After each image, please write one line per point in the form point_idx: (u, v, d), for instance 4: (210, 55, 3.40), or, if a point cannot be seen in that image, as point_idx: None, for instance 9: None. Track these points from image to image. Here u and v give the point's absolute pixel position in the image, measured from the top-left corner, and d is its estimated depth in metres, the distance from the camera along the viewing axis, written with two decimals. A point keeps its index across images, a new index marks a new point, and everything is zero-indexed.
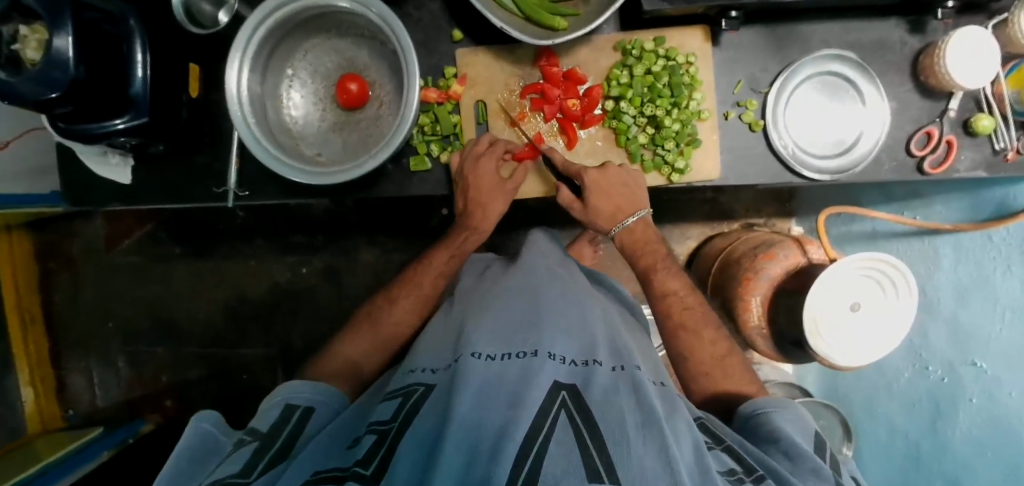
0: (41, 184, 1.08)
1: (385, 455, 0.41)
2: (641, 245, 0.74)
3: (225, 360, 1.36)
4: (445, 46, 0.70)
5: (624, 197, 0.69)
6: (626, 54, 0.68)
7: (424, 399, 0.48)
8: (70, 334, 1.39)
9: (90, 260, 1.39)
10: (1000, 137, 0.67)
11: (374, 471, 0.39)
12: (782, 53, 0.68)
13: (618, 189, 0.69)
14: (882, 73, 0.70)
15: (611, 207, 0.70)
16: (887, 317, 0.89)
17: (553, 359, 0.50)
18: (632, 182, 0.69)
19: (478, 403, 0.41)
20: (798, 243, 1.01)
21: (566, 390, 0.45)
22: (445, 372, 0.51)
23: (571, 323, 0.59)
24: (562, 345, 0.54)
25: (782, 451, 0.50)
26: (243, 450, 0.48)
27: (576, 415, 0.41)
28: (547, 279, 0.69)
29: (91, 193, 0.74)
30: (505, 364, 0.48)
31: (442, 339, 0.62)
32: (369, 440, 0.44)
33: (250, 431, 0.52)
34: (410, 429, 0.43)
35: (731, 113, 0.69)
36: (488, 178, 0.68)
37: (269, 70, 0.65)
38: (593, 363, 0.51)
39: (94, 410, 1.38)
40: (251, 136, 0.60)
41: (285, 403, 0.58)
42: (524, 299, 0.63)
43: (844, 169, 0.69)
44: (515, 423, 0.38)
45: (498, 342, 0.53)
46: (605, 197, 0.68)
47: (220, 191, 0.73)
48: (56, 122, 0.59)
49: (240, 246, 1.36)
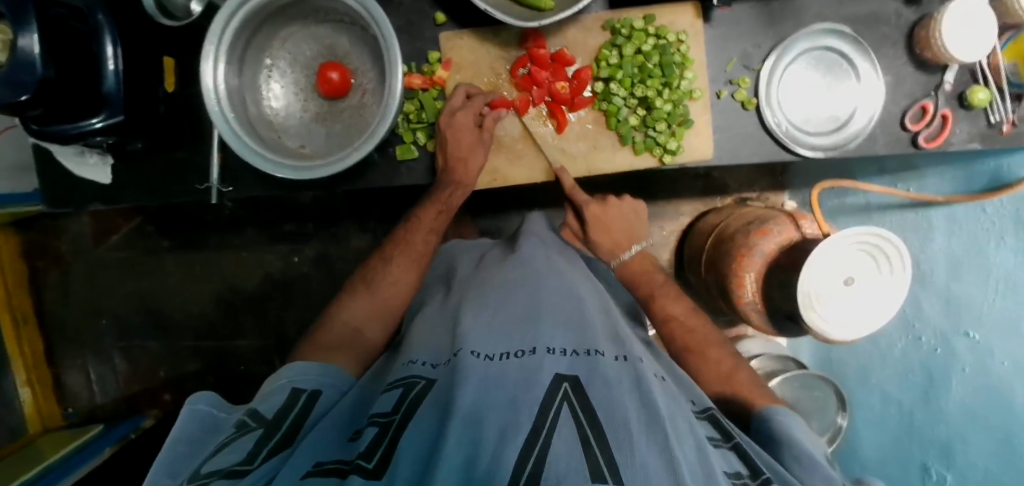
0: (23, 182, 1.05)
1: (387, 448, 0.41)
2: (639, 274, 0.80)
3: (222, 351, 1.36)
4: (428, 30, 0.67)
5: (622, 228, 0.81)
6: (615, 33, 0.66)
7: (423, 394, 0.48)
8: (64, 333, 1.38)
9: (79, 257, 1.37)
10: (996, 110, 0.67)
11: (376, 466, 0.39)
12: (775, 28, 0.67)
13: (620, 222, 0.81)
14: (877, 47, 0.68)
15: (610, 240, 0.81)
16: (875, 292, 0.90)
17: (552, 353, 0.49)
18: (632, 216, 0.82)
19: (479, 402, 0.41)
20: (791, 219, 1.01)
21: (568, 383, 0.44)
22: (445, 367, 0.51)
23: (570, 315, 0.58)
24: (561, 337, 0.53)
25: (796, 457, 0.53)
26: (247, 437, 0.47)
27: (579, 408, 0.41)
28: (542, 270, 0.68)
29: (71, 194, 0.72)
30: (504, 364, 0.47)
31: (440, 331, 0.62)
32: (371, 432, 0.44)
33: (252, 414, 0.52)
34: (410, 424, 0.43)
35: (723, 92, 0.68)
36: (468, 133, 0.65)
37: (247, 61, 0.63)
38: (596, 353, 0.51)
39: (94, 407, 1.38)
40: (229, 131, 0.58)
41: (292, 386, 0.57)
42: (522, 290, 0.62)
43: (837, 146, 0.68)
44: (516, 429, 0.38)
45: (499, 337, 0.53)
46: (604, 227, 0.80)
47: (202, 187, 0.71)
48: (28, 124, 0.57)
49: (231, 237, 1.34)
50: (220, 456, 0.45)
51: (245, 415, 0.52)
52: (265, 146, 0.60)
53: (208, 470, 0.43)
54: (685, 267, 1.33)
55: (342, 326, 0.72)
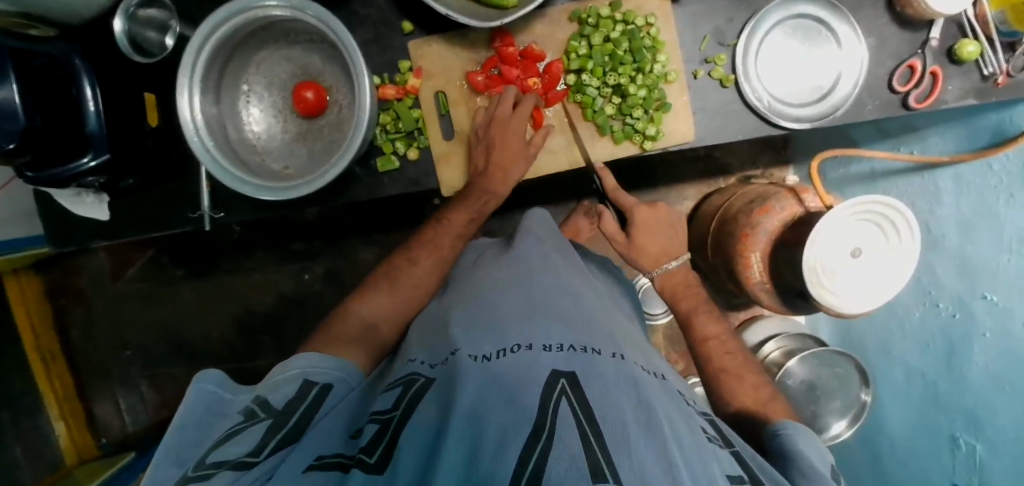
0: (37, 224, 1.10)
1: (388, 445, 0.40)
2: (682, 287, 0.83)
3: (242, 372, 1.40)
4: (397, 40, 0.68)
5: (664, 240, 0.83)
6: (583, 24, 0.65)
7: (423, 391, 0.47)
8: (92, 365, 1.43)
9: (99, 291, 1.42)
10: (988, 62, 0.64)
11: (377, 460, 0.38)
12: (747, 1, 0.65)
13: (665, 233, 0.83)
14: (856, 10, 0.67)
15: (656, 248, 0.83)
16: (886, 263, 0.86)
17: (549, 350, 0.48)
18: (676, 230, 0.85)
19: (480, 400, 0.40)
20: (794, 193, 0.99)
21: (565, 378, 0.43)
22: (443, 366, 0.50)
23: (565, 311, 0.57)
24: (556, 334, 0.52)
25: (799, 470, 0.51)
26: (257, 426, 0.47)
27: (577, 404, 0.40)
28: (538, 268, 0.67)
29: (73, 233, 0.75)
30: (502, 363, 0.46)
31: (438, 329, 0.61)
32: (372, 428, 0.43)
33: (262, 404, 0.52)
34: (410, 419, 0.43)
35: (700, 71, 0.66)
36: (513, 139, 0.66)
37: (223, 88, 0.64)
38: (593, 351, 0.50)
39: (126, 436, 1.43)
40: (211, 159, 0.60)
41: (303, 377, 0.57)
42: (515, 289, 0.61)
43: (823, 116, 0.66)
44: (518, 425, 0.36)
45: (491, 336, 0.52)
46: (650, 237, 0.83)
47: (194, 215, 0.73)
48: (23, 173, 0.60)
49: (241, 260, 1.37)
50: (230, 443, 0.45)
51: (253, 403, 0.53)
52: (245, 170, 0.61)
53: (213, 461, 0.43)
54: (692, 252, 1.31)
55: (349, 320, 0.71)
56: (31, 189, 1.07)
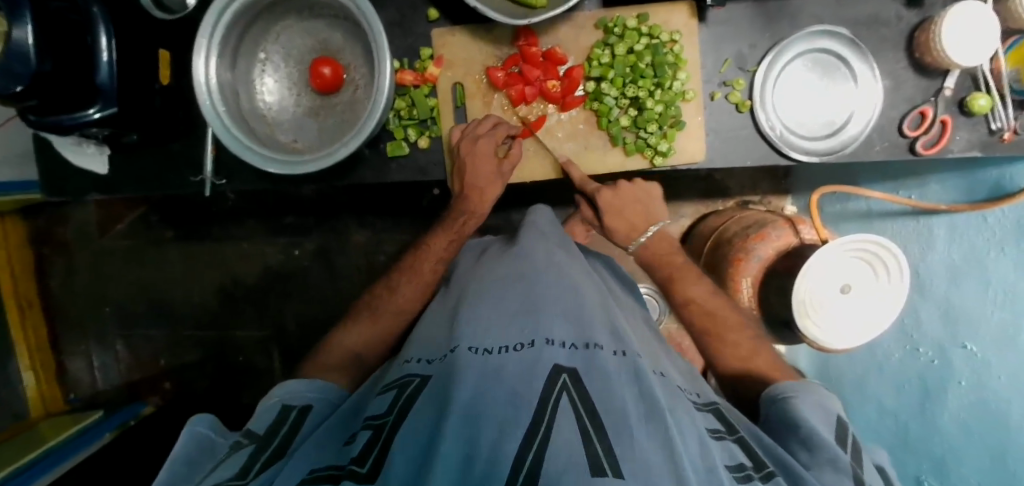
0: (28, 169, 1.07)
1: (380, 450, 0.41)
2: (661, 255, 0.79)
3: (221, 341, 1.38)
4: (421, 26, 0.67)
5: (634, 214, 0.78)
6: (608, 32, 0.64)
7: (420, 389, 0.47)
8: (68, 319, 1.40)
9: (83, 244, 1.38)
10: (998, 117, 0.66)
11: (369, 470, 0.39)
12: (772, 29, 0.66)
13: (631, 205, 0.78)
14: (876, 50, 0.68)
15: (625, 225, 0.79)
16: (876, 300, 0.88)
17: (552, 345, 0.48)
18: (644, 196, 0.79)
19: (480, 395, 0.41)
20: (791, 223, 1.00)
21: (567, 374, 0.44)
22: (441, 363, 0.51)
23: (568, 307, 0.57)
24: (559, 329, 0.52)
25: (802, 440, 0.51)
26: (240, 454, 0.48)
27: (578, 400, 0.41)
28: (541, 264, 0.66)
29: (69, 185, 0.74)
30: (502, 357, 0.46)
31: (443, 325, 0.60)
32: (365, 436, 0.44)
33: (246, 434, 0.53)
34: (407, 420, 0.43)
35: (717, 94, 0.67)
36: (486, 164, 0.65)
37: (239, 55, 0.63)
38: (595, 346, 0.50)
39: (96, 393, 1.40)
40: (221, 126, 0.59)
41: (282, 403, 0.58)
42: (517, 286, 0.61)
43: (833, 151, 0.67)
44: (512, 424, 0.37)
45: (493, 332, 0.52)
46: (617, 215, 0.78)
47: (196, 180, 0.72)
48: (26, 115, 0.59)
49: (232, 228, 1.35)
50: (216, 471, 0.46)
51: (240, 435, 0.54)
52: (255, 141, 0.60)
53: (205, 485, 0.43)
54: None
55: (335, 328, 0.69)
56: (27, 132, 1.04)
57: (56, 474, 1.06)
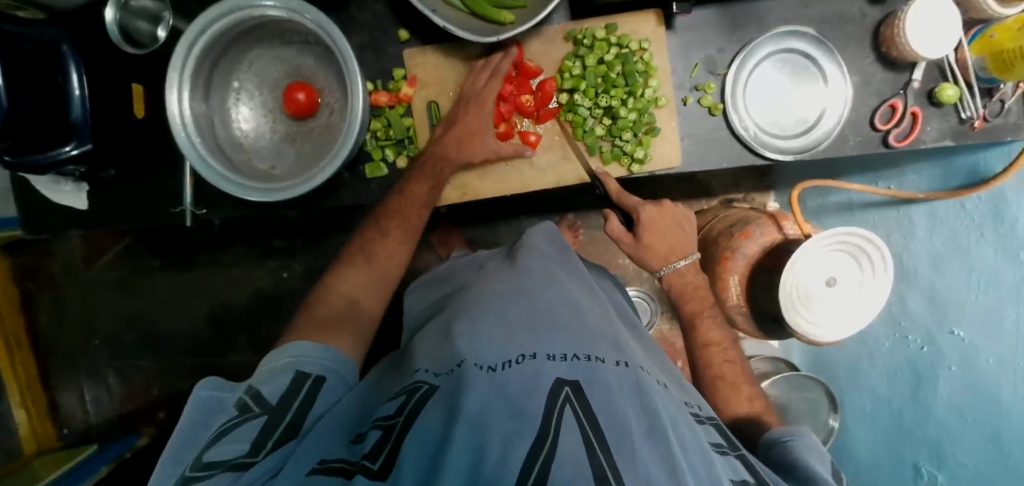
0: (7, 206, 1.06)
1: (394, 446, 0.40)
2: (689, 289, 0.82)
3: (214, 368, 1.37)
4: (393, 47, 0.67)
5: (672, 238, 0.80)
6: (578, 45, 0.65)
7: (427, 397, 0.45)
8: (57, 353, 1.38)
9: (70, 278, 1.37)
10: (967, 106, 0.67)
11: (381, 466, 0.38)
12: (738, 33, 0.67)
13: (672, 228, 0.80)
14: (843, 47, 0.69)
15: (664, 246, 0.80)
16: (863, 295, 0.89)
17: (552, 360, 0.47)
18: (684, 224, 0.81)
19: (486, 408, 0.40)
20: (773, 220, 1.01)
21: (569, 386, 0.43)
22: (447, 376, 0.47)
23: (568, 323, 0.56)
24: (559, 343, 0.51)
25: (801, 480, 0.52)
26: (251, 425, 0.46)
27: (582, 413, 0.40)
28: (535, 280, 0.65)
29: (47, 221, 0.74)
30: (506, 372, 0.45)
31: (436, 337, 0.58)
32: (375, 434, 0.43)
33: (256, 396, 0.50)
34: (415, 424, 0.41)
35: (689, 98, 0.68)
36: (478, 115, 0.64)
37: (213, 86, 0.64)
38: (597, 360, 0.49)
39: (89, 427, 1.38)
40: (198, 157, 0.59)
41: (297, 369, 0.54)
42: (518, 300, 0.60)
43: (807, 149, 0.68)
44: (520, 433, 0.37)
45: (497, 347, 0.50)
46: (659, 234, 0.79)
47: (176, 211, 0.72)
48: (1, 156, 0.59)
49: (220, 254, 1.34)
50: (227, 442, 0.44)
51: (246, 394, 0.51)
52: (231, 169, 0.60)
53: (215, 459, 0.43)
54: None
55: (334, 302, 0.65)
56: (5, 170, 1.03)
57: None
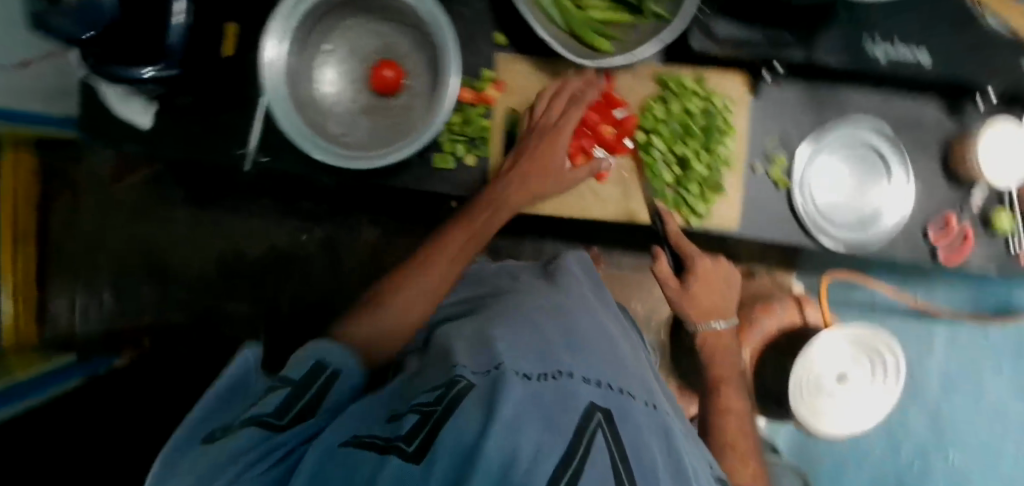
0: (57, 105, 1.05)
1: (432, 429, 0.35)
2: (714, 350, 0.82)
3: (211, 311, 1.36)
4: (485, 48, 0.68)
5: (718, 297, 0.79)
6: (664, 88, 0.66)
7: (466, 392, 0.41)
8: (60, 257, 1.37)
9: (92, 187, 1.35)
10: (1016, 242, 0.70)
11: (416, 449, 0.34)
12: (819, 115, 0.69)
13: (719, 285, 0.79)
14: (914, 153, 0.70)
15: (708, 300, 0.79)
16: (875, 395, 0.90)
17: (585, 382, 0.47)
18: (727, 282, 0.80)
19: (524, 410, 0.37)
20: (796, 303, 1.02)
21: (601, 413, 0.42)
22: (484, 376, 0.44)
23: (603, 354, 0.56)
24: (593, 369, 0.51)
25: None
26: (271, 398, 0.42)
27: (613, 442, 0.39)
28: (568, 308, 0.64)
29: (108, 130, 0.73)
30: (541, 385, 0.43)
31: (463, 334, 0.55)
32: (413, 417, 0.38)
33: (282, 375, 0.46)
34: (453, 413, 0.37)
35: (760, 167, 0.68)
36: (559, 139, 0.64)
37: (308, 43, 0.64)
38: (626, 395, 0.49)
39: (71, 337, 1.36)
40: (282, 109, 0.59)
41: (319, 358, 0.48)
42: (556, 318, 0.60)
43: (861, 243, 0.69)
44: (555, 439, 0.35)
45: (532, 354, 0.49)
46: (707, 287, 0.78)
47: (240, 153, 0.72)
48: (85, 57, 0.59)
49: (245, 202, 1.34)
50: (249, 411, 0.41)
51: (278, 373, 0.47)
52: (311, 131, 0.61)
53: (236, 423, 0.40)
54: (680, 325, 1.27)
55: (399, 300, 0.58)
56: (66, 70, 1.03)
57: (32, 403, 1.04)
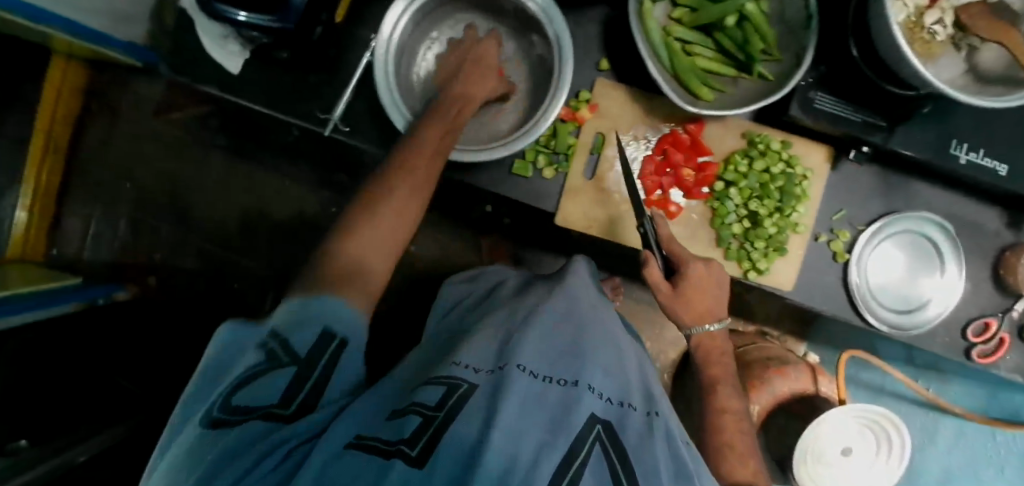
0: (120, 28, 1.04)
1: (433, 436, 0.34)
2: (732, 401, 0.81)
3: (224, 262, 1.34)
4: (588, 70, 0.69)
5: (713, 300, 0.64)
6: (751, 145, 0.68)
7: (470, 394, 0.40)
8: (85, 176, 1.34)
9: (133, 115, 1.34)
10: None
11: (421, 453, 0.32)
12: (888, 199, 0.71)
13: (713, 288, 0.64)
14: (967, 253, 0.73)
15: (699, 306, 0.63)
16: (876, 470, 0.91)
17: (592, 392, 0.45)
18: (721, 284, 0.65)
19: (523, 424, 0.37)
20: (811, 370, 1.02)
21: (601, 424, 0.41)
22: (489, 376, 0.44)
23: (610, 360, 0.53)
24: (600, 377, 0.48)
25: None
26: (276, 378, 0.37)
27: (612, 460, 0.38)
28: (588, 314, 0.59)
29: (194, 67, 0.74)
30: (546, 386, 0.43)
31: (485, 332, 0.54)
32: (414, 419, 0.36)
33: (281, 342, 0.39)
34: (455, 422, 0.36)
35: (822, 236, 0.70)
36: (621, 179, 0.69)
37: (418, 26, 0.66)
38: (628, 406, 0.47)
39: (77, 260, 1.33)
40: (384, 82, 0.60)
41: (325, 326, 0.41)
42: (568, 325, 0.56)
43: (902, 328, 0.71)
44: (551, 446, 0.36)
45: (540, 358, 0.47)
46: (696, 291, 0.62)
47: (322, 117, 0.73)
48: None
49: (282, 162, 1.33)
50: (245, 394, 0.36)
51: (271, 337, 0.40)
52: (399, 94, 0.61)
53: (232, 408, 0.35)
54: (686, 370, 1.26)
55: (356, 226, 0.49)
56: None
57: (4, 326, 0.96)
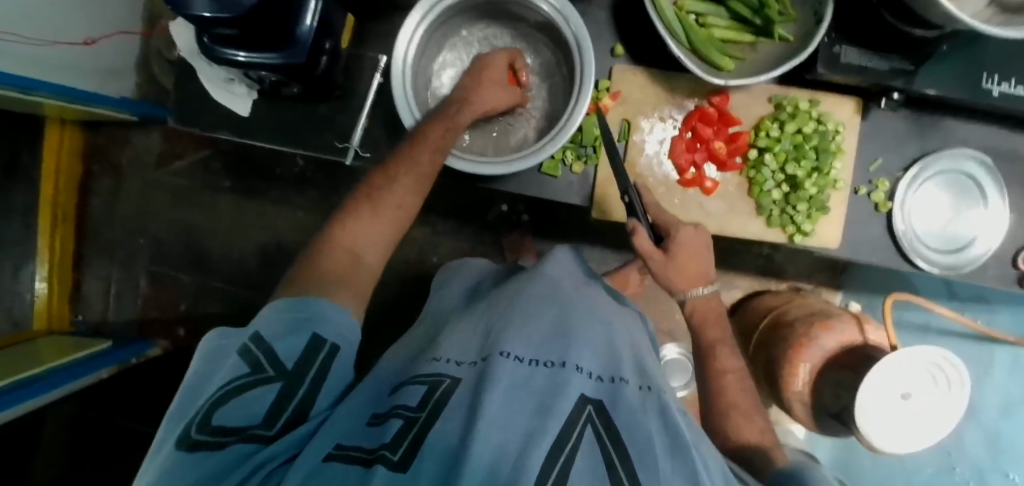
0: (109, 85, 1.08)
1: (418, 436, 0.32)
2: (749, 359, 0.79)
3: (248, 302, 1.32)
4: (604, 58, 0.69)
5: (705, 262, 0.61)
6: (779, 109, 0.67)
7: (451, 393, 0.38)
8: (98, 238, 1.34)
9: (136, 170, 1.33)
10: None
11: (403, 457, 0.30)
12: (922, 140, 0.70)
13: (701, 252, 0.61)
14: (1010, 181, 0.71)
15: (689, 271, 0.60)
16: (939, 409, 0.91)
17: (580, 373, 0.41)
18: (707, 248, 0.62)
19: (506, 411, 0.34)
20: (856, 321, 0.98)
21: (592, 406, 0.37)
22: (473, 369, 0.41)
23: (597, 338, 0.49)
24: (589, 356, 0.45)
25: None
26: (263, 388, 0.35)
27: (604, 437, 0.34)
28: (569, 293, 0.58)
29: (204, 117, 0.73)
30: (533, 370, 0.40)
31: (467, 329, 0.52)
32: (397, 423, 0.34)
33: (267, 353, 0.37)
34: (437, 422, 0.34)
35: (861, 189, 0.69)
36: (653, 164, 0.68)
37: (431, 41, 0.67)
38: (620, 380, 0.42)
39: (105, 322, 1.33)
40: (404, 99, 0.61)
41: (312, 331, 0.40)
42: (552, 308, 0.53)
43: (955, 267, 0.70)
44: (540, 432, 0.32)
45: (527, 344, 0.45)
46: (687, 255, 0.60)
47: (341, 146, 0.72)
48: (202, 37, 0.57)
49: (292, 193, 1.30)
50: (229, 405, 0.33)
51: (257, 348, 0.37)
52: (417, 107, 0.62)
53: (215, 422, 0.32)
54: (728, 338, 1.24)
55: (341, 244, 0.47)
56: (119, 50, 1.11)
57: (56, 395, 1.00)
